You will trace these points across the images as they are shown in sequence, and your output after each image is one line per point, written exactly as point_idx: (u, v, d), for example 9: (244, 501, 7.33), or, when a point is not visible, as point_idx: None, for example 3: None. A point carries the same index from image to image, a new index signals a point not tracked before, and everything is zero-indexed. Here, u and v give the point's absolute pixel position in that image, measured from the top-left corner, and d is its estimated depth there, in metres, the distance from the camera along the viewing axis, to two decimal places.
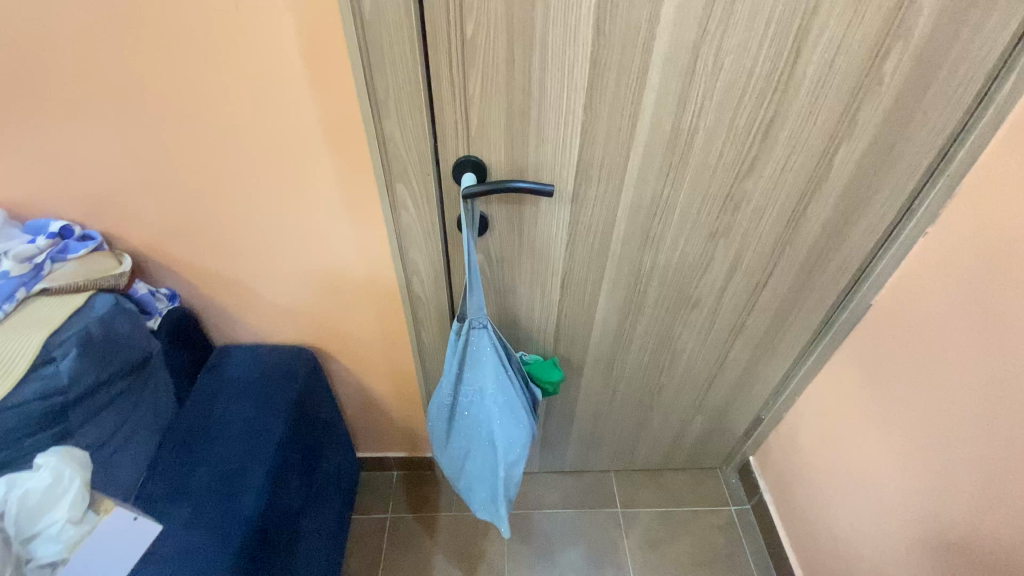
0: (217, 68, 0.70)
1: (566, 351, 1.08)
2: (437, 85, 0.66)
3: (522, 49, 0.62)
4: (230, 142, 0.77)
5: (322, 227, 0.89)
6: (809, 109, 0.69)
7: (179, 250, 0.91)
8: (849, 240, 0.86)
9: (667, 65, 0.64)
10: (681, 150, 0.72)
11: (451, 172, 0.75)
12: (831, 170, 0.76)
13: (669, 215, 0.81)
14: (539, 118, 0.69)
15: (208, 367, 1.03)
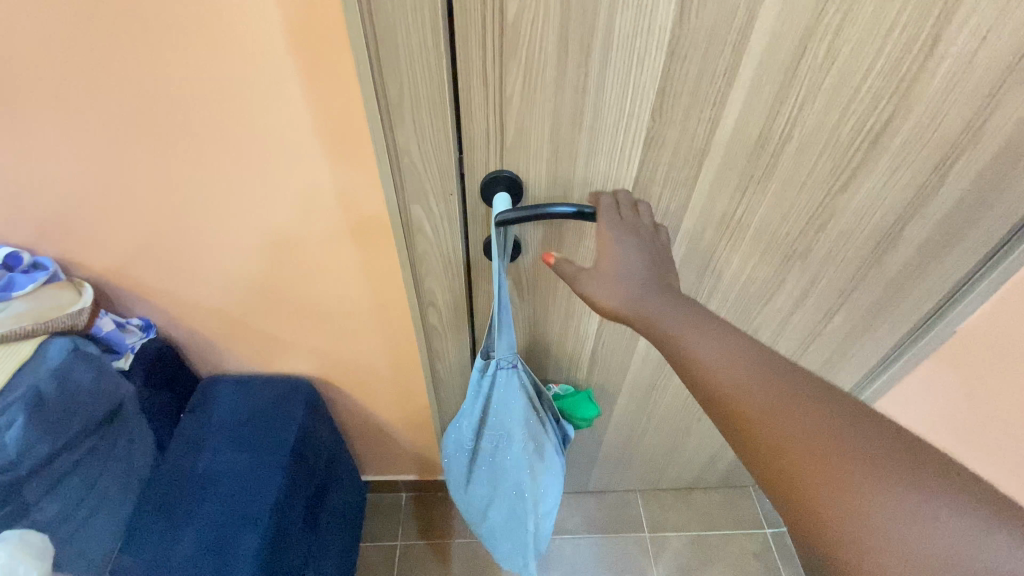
0: (184, 60, 0.55)
1: (600, 380, 0.95)
2: (467, 86, 0.51)
3: (578, 38, 0.48)
4: (205, 151, 0.63)
5: (320, 249, 0.75)
6: (931, 114, 0.55)
7: (152, 275, 0.78)
8: (944, 263, 0.73)
9: (766, 59, 0.50)
10: (767, 163, 0.58)
11: (479, 191, 0.60)
12: (940, 186, 0.63)
13: (739, 238, 0.68)
14: (594, 126, 0.54)
15: (194, 405, 0.90)
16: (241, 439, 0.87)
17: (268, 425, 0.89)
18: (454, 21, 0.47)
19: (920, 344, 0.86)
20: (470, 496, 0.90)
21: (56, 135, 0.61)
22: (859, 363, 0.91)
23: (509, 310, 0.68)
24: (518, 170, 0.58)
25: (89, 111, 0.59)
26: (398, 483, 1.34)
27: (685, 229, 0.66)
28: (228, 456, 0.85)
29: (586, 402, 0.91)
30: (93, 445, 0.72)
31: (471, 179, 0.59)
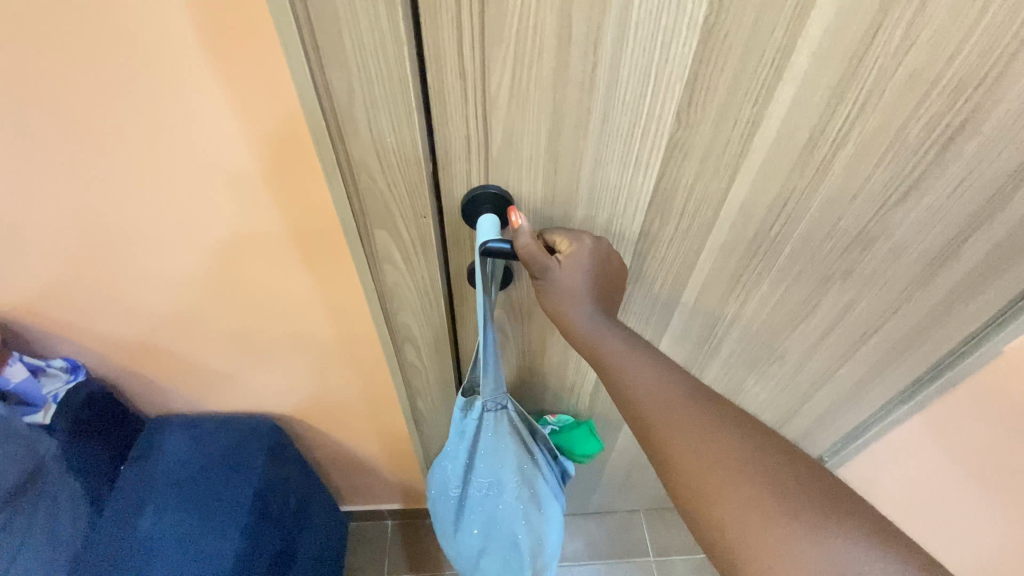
0: (70, 52, 0.42)
1: (603, 409, 0.85)
2: (438, 84, 0.39)
3: (583, 18, 0.36)
4: (114, 167, 0.50)
5: (273, 276, 0.63)
6: (1020, 112, 0.44)
7: (68, 312, 0.65)
8: (1003, 279, 0.62)
9: (826, 45, 0.39)
10: (814, 172, 0.48)
11: (460, 211, 0.48)
12: (1016, 195, 0.52)
13: (772, 259, 0.57)
14: (604, 132, 0.43)
15: (136, 456, 0.78)
16: (192, 493, 0.75)
17: (223, 475, 0.77)
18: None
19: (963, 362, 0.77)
20: (458, 548, 0.79)
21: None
22: (891, 386, 0.81)
23: (496, 350, 0.56)
24: (507, 187, 0.47)
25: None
26: (383, 512, 1.23)
27: (706, 257, 0.57)
28: (172, 518, 0.73)
29: (588, 436, 0.81)
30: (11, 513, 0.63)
31: (448, 197, 0.48)
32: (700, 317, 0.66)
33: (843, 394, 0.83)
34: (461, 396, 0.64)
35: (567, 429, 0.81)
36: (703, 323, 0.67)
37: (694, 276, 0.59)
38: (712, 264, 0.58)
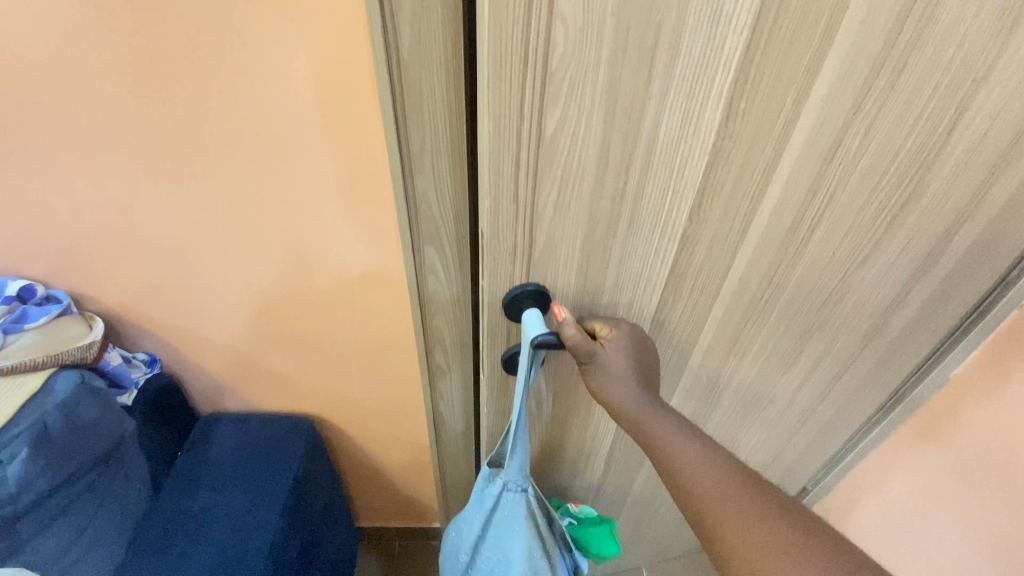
0: (211, 113, 0.58)
1: (616, 474, 0.94)
2: (496, 197, 0.51)
3: (619, 147, 0.48)
4: (224, 196, 0.65)
5: (333, 290, 0.77)
6: (945, 190, 0.57)
7: (159, 311, 0.79)
8: (941, 316, 0.75)
9: (802, 155, 0.52)
10: (797, 245, 0.61)
11: (507, 307, 0.61)
12: (943, 256, 0.65)
13: (766, 315, 0.70)
14: (630, 228, 0.55)
15: (190, 444, 0.89)
16: (241, 477, 0.87)
17: (267, 465, 0.88)
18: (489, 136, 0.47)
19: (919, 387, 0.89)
20: None
21: (70, 180, 0.63)
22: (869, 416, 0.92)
23: (527, 427, 0.65)
24: (542, 267, 0.58)
25: (114, 156, 0.61)
26: (392, 532, 1.30)
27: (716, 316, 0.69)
28: (222, 496, 0.84)
29: (604, 535, 0.89)
30: (92, 480, 0.69)
31: (496, 274, 0.58)
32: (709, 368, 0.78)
33: (822, 427, 0.94)
34: (486, 466, 0.75)
35: (585, 525, 0.89)
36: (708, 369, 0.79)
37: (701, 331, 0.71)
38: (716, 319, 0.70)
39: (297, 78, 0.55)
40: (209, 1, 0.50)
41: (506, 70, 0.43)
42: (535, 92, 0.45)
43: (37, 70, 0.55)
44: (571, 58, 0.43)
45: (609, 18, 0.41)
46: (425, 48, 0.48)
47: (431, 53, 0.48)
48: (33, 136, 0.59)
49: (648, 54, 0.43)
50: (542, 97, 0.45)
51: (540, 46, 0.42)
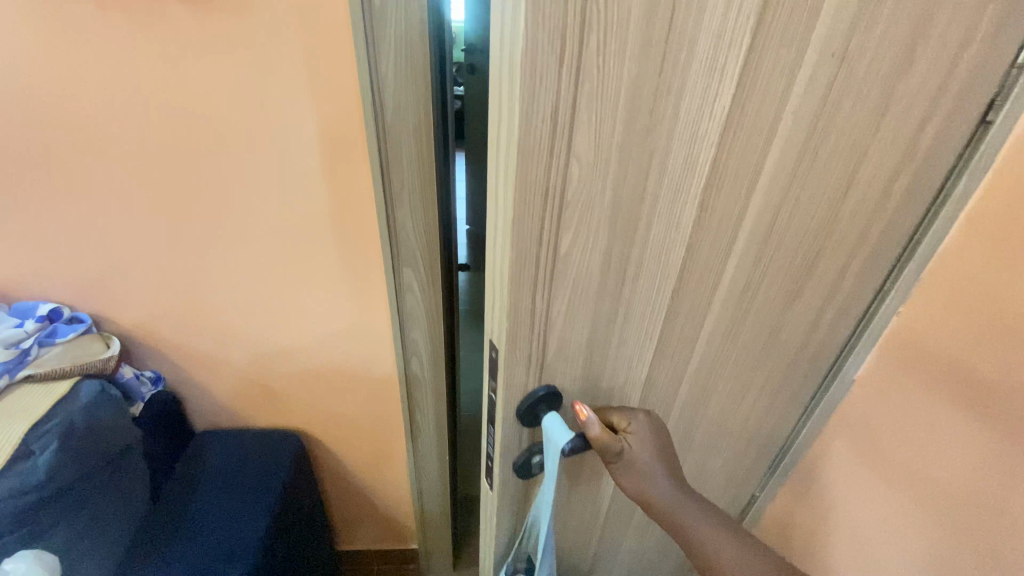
0: (230, 161, 0.72)
1: (612, 528, 0.89)
2: (517, 309, 0.50)
3: (618, 253, 0.51)
4: (234, 230, 0.79)
5: (324, 312, 0.89)
6: (845, 232, 0.67)
7: (168, 331, 0.90)
8: (837, 337, 0.83)
9: (750, 231, 0.58)
10: (749, 293, 0.66)
11: (525, 414, 0.59)
12: (843, 283, 0.74)
13: (724, 360, 0.73)
14: (623, 319, 0.57)
15: (187, 457, 0.98)
16: (234, 485, 0.95)
17: (257, 473, 0.97)
18: (512, 261, 0.46)
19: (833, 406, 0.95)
20: None
21: (106, 217, 0.76)
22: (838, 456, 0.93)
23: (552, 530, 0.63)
24: (552, 369, 0.57)
25: (145, 196, 0.75)
26: (371, 556, 1.35)
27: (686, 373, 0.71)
28: (216, 501, 0.92)
29: None
30: (105, 478, 0.77)
31: (511, 384, 0.55)
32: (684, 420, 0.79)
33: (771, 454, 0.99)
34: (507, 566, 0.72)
35: None
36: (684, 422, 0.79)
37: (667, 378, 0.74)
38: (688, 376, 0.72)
39: (302, 137, 0.71)
40: (238, 78, 0.66)
41: (529, 204, 0.44)
42: (552, 216, 0.46)
43: (92, 128, 0.69)
44: (585, 186, 0.45)
45: (614, 150, 0.44)
46: (404, 114, 0.66)
47: (409, 118, 0.67)
48: (80, 181, 0.73)
49: (643, 171, 0.47)
50: (560, 220, 0.46)
51: (558, 179, 0.44)
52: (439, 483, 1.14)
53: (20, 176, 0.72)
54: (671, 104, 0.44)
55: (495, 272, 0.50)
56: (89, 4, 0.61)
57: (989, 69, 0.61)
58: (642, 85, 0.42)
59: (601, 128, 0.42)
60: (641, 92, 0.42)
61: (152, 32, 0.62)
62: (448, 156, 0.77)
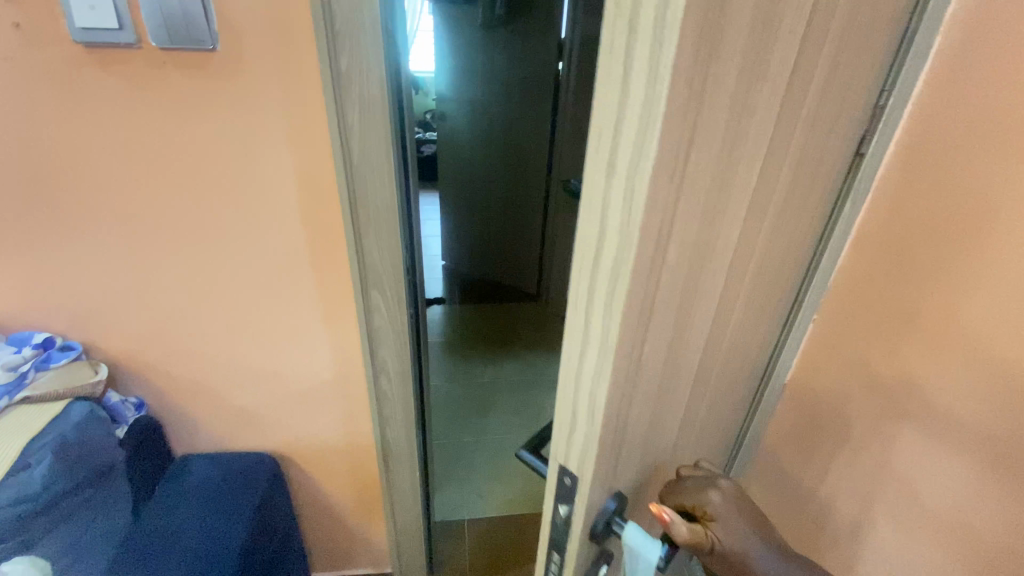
0: (216, 200, 0.82)
1: None
2: (607, 428, 0.43)
3: (670, 340, 0.47)
4: (218, 262, 0.88)
5: (301, 337, 0.97)
6: (794, 256, 0.72)
7: (154, 358, 0.97)
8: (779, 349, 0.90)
9: (747, 277, 0.59)
10: (737, 331, 0.66)
11: (598, 534, 0.50)
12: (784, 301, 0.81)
13: (716, 394, 0.72)
14: (664, 397, 0.53)
15: (168, 478, 1.03)
16: (215, 501, 0.98)
17: (236, 491, 1.01)
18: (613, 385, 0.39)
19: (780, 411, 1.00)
20: None
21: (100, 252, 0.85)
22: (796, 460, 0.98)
23: None
24: (619, 475, 0.50)
25: (138, 233, 0.84)
26: None
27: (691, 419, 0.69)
28: (196, 516, 0.95)
29: None
30: (89, 495, 0.83)
31: (590, 510, 0.47)
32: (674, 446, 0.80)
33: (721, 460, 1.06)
34: None
35: None
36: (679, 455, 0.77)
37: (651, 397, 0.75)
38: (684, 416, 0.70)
39: (280, 179, 0.81)
40: (225, 130, 0.77)
41: (631, 321, 0.38)
42: (640, 325, 0.40)
43: (94, 175, 0.78)
44: (662, 290, 0.40)
45: (685, 243, 0.40)
46: (369, 158, 0.78)
47: (373, 161, 0.79)
48: (78, 221, 0.82)
49: (696, 259, 0.44)
50: (645, 325, 0.41)
51: (650, 289, 0.38)
52: (412, 497, 1.21)
53: (25, 217, 0.81)
54: (724, 183, 0.41)
55: (567, 396, 0.42)
56: (100, 72, 0.72)
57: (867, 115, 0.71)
58: (708, 177, 0.38)
59: (681, 232, 0.38)
60: (711, 178, 0.39)
61: (152, 94, 0.73)
62: (409, 192, 0.88)
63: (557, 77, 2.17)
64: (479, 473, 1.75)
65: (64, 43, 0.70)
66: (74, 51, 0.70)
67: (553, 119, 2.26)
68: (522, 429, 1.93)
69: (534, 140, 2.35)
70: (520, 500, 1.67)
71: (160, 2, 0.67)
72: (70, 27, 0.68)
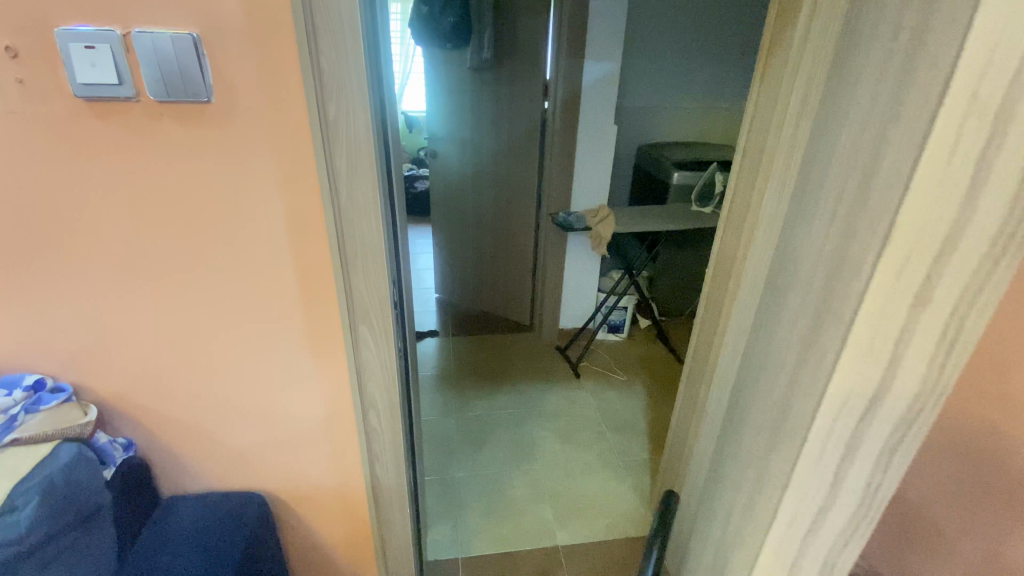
0: (207, 242, 0.85)
1: None
2: None
3: None
4: (208, 301, 0.90)
5: (290, 374, 0.98)
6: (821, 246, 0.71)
7: (142, 398, 0.97)
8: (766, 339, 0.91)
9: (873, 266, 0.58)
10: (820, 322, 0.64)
11: None
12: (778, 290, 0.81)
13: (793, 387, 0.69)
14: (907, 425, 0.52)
15: (154, 520, 1.01)
16: (202, 542, 0.96)
17: (222, 532, 1.00)
18: None
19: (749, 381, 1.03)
20: None
21: (95, 294, 0.87)
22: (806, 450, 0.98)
23: None
24: None
25: (129, 275, 0.86)
26: None
27: (819, 490, 0.66)
28: (181, 558, 0.93)
29: None
30: (74, 538, 0.81)
31: None
32: (749, 472, 0.82)
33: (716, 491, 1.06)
34: None
35: None
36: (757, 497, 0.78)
37: (771, 445, 0.74)
38: (801, 476, 0.67)
39: (270, 219, 0.84)
40: (217, 176, 0.80)
41: None
42: None
43: (89, 220, 0.81)
44: None
45: None
46: (356, 199, 0.82)
47: (360, 202, 0.82)
48: (74, 264, 0.84)
49: None
50: None
51: None
52: (402, 532, 1.19)
53: (18, 262, 0.83)
54: None
55: None
56: (99, 125, 0.76)
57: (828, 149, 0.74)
58: None
59: None
60: None
61: (148, 144, 0.77)
62: (396, 229, 0.92)
63: (544, 116, 2.23)
64: (472, 509, 1.73)
65: (65, 97, 0.74)
66: (75, 104, 0.74)
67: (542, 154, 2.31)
68: (515, 463, 1.91)
69: (523, 176, 2.40)
70: (514, 536, 1.64)
71: (157, 58, 0.72)
72: (72, 82, 0.72)
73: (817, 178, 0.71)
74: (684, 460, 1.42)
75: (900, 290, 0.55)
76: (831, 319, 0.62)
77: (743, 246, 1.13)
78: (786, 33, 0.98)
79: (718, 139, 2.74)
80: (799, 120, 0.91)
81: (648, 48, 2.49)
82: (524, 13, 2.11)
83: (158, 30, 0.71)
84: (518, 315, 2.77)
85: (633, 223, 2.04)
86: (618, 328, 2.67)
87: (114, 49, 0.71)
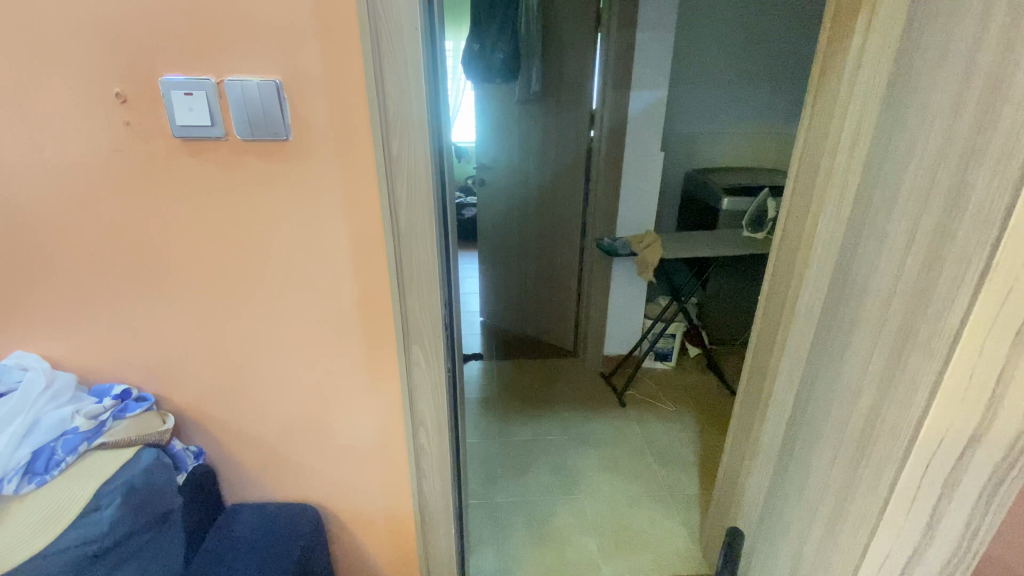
0: (277, 266, 0.92)
1: None
2: None
3: None
4: (276, 321, 0.97)
5: (347, 392, 1.03)
6: (887, 251, 0.76)
7: (214, 409, 1.05)
8: (818, 346, 0.95)
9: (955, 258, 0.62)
10: (913, 318, 0.69)
11: None
12: (848, 293, 0.86)
13: (891, 385, 0.73)
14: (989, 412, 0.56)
15: (220, 524, 1.08)
16: (260, 548, 1.02)
17: (279, 539, 1.04)
18: None
19: (784, 382, 1.09)
20: None
21: (179, 312, 0.96)
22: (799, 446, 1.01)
23: None
24: None
25: (209, 295, 0.94)
26: None
27: (916, 525, 0.67)
28: (242, 562, 0.98)
29: None
30: (149, 537, 0.88)
31: None
32: (832, 492, 0.86)
33: (783, 515, 1.04)
34: None
35: None
36: (845, 515, 0.82)
37: (864, 468, 0.78)
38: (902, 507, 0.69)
39: (335, 246, 0.90)
40: (289, 206, 0.88)
41: None
42: None
43: (177, 246, 0.90)
44: None
45: None
46: (415, 226, 0.87)
47: (417, 229, 0.88)
48: (163, 285, 0.93)
49: None
50: None
51: None
52: (447, 553, 1.21)
53: (116, 282, 0.93)
54: None
55: None
56: (191, 162, 0.85)
57: (892, 169, 0.76)
58: None
59: None
60: None
61: (231, 178, 0.86)
62: (448, 255, 0.96)
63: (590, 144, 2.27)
64: (514, 533, 1.73)
65: (167, 138, 0.84)
66: (174, 144, 0.84)
67: (586, 182, 2.35)
68: (557, 489, 1.90)
69: (569, 202, 2.43)
70: (557, 561, 1.63)
71: (245, 102, 0.80)
72: (172, 125, 0.82)
73: (898, 209, 0.73)
74: (735, 494, 1.37)
75: (998, 328, 0.56)
76: (927, 351, 0.66)
77: (797, 273, 1.08)
78: (840, 52, 0.95)
79: (769, 162, 2.69)
80: (853, 145, 0.88)
81: (695, 77, 2.50)
82: (570, 46, 2.18)
83: (247, 78, 0.80)
84: (562, 341, 2.77)
85: (682, 249, 2.01)
86: (666, 355, 2.62)
87: (208, 95, 0.80)
